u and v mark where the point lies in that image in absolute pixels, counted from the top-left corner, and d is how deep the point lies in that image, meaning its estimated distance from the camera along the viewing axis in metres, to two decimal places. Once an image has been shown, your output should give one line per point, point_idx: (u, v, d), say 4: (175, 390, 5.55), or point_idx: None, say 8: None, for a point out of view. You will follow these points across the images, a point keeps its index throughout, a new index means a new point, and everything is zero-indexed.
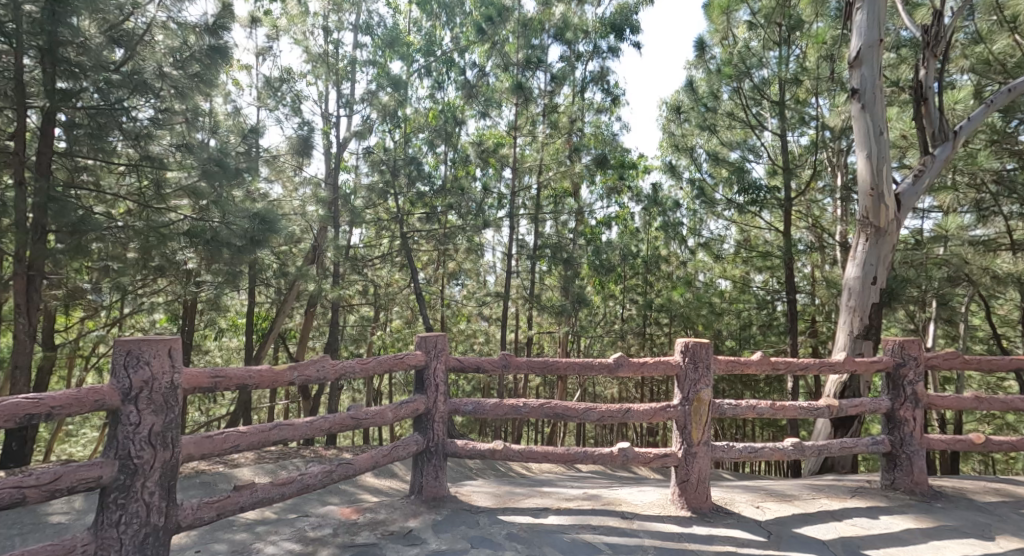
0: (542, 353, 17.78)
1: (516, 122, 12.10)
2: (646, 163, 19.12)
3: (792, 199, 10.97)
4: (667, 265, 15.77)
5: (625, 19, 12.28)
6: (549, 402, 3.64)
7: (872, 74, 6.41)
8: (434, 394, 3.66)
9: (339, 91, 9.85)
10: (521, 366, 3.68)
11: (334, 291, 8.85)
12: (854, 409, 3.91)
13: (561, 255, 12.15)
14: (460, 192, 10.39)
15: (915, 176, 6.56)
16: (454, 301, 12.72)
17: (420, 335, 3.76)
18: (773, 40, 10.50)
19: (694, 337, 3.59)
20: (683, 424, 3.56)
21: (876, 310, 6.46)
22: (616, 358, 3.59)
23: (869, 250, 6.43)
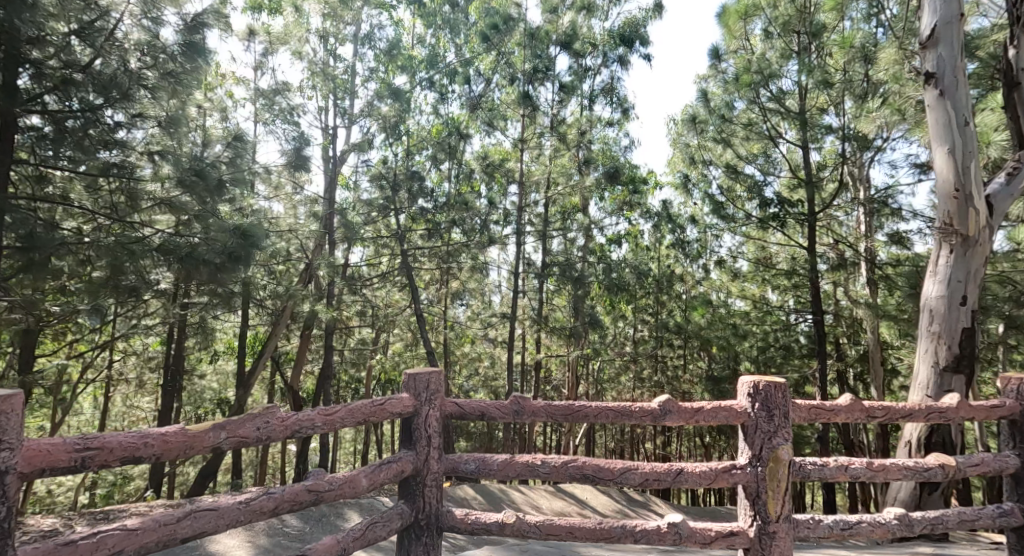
0: (550, 376, 17.22)
1: (523, 135, 11.78)
2: (656, 179, 18.78)
3: (816, 214, 10.48)
4: (679, 285, 15.28)
5: (635, 31, 11.90)
6: (576, 460, 3.12)
7: (950, 54, 6.07)
8: (424, 450, 3.11)
9: (338, 103, 9.41)
10: (538, 412, 3.16)
11: (330, 312, 8.35)
12: (974, 471, 3.59)
13: (570, 273, 11.68)
14: (464, 208, 9.95)
15: (1009, 175, 6.13)
16: (458, 323, 12.23)
17: (409, 372, 3.22)
18: (789, 49, 10.12)
19: (766, 375, 3.17)
20: (757, 492, 3.08)
21: (967, 335, 5.90)
22: (662, 404, 3.11)
23: (955, 264, 5.98)
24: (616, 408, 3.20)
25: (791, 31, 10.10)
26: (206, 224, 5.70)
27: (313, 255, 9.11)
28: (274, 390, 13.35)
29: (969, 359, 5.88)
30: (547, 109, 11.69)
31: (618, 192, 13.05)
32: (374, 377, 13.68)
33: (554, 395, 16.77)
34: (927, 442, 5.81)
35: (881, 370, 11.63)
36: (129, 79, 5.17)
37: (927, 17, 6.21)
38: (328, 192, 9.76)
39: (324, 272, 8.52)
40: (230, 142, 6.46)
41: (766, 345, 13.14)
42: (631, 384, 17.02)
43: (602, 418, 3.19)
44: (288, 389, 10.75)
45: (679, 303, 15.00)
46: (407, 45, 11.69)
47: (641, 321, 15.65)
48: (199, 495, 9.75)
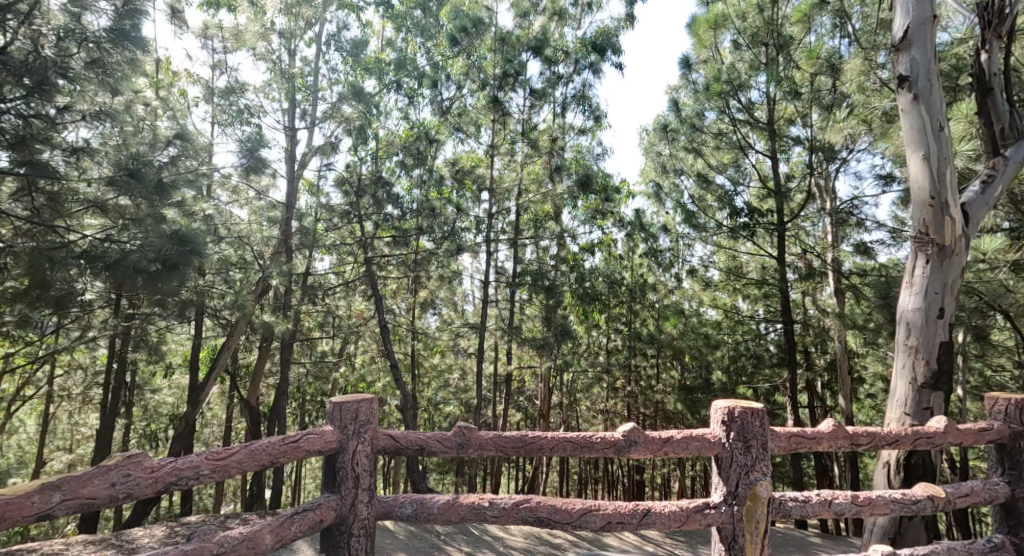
0: (523, 386, 17.07)
1: (494, 141, 11.75)
2: (629, 189, 18.83)
3: (785, 224, 10.59)
4: (652, 294, 15.32)
5: (607, 39, 11.87)
6: (531, 499, 3.94)
7: (923, 57, 6.07)
8: (351, 489, 3.86)
9: (301, 106, 9.12)
10: (483, 441, 4.01)
11: (285, 324, 8.07)
12: (964, 499, 4.41)
13: (542, 283, 11.60)
14: (432, 215, 9.72)
15: (983, 184, 6.17)
16: (427, 333, 12.06)
17: (334, 402, 3.96)
18: (759, 61, 10.27)
19: (741, 403, 4.00)
20: (733, 534, 3.90)
21: (943, 350, 5.87)
22: (628, 433, 3.97)
23: (932, 274, 5.93)
24: (576, 440, 4.04)
25: (760, 42, 10.26)
26: (145, 228, 5.66)
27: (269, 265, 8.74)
28: (234, 404, 12.94)
29: (948, 375, 5.84)
30: (518, 115, 11.63)
31: (590, 201, 12.98)
32: (340, 390, 13.35)
33: (527, 405, 16.62)
34: (906, 464, 5.80)
35: (849, 380, 12.09)
36: (49, 66, 5.31)
37: (900, 18, 6.21)
38: (291, 198, 9.46)
39: (279, 281, 8.16)
40: (173, 138, 6.12)
41: (736, 355, 13.25)
42: (605, 394, 16.96)
43: (562, 448, 4.03)
44: (245, 403, 10.42)
45: (652, 313, 15.04)
46: (377, 48, 11.47)
47: (614, 331, 15.67)
48: (145, 515, 9.37)
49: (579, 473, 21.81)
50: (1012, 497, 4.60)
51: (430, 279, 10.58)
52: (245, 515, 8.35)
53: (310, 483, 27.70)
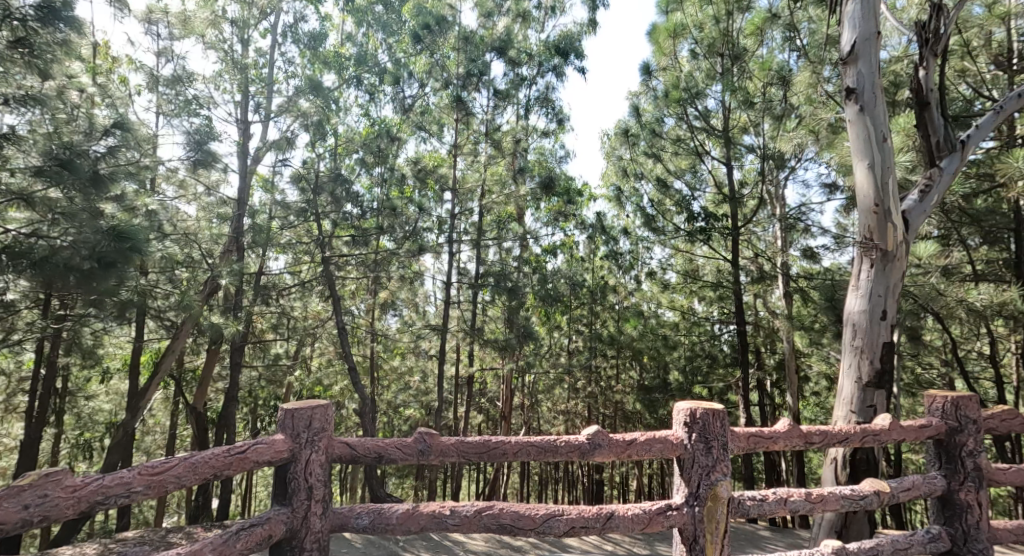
0: (485, 387, 17.00)
1: (457, 141, 11.71)
2: (591, 192, 19.00)
3: (738, 229, 10.88)
4: (613, 295, 15.45)
5: (570, 44, 11.99)
6: (493, 510, 3.84)
7: (869, 71, 6.19)
8: (301, 503, 3.69)
9: (254, 99, 8.79)
10: (440, 447, 3.87)
11: (234, 326, 7.80)
12: (906, 494, 4.56)
13: (504, 284, 11.58)
14: (393, 213, 9.55)
15: (921, 193, 6.37)
16: (387, 335, 11.87)
17: (285, 407, 3.77)
18: (714, 71, 10.81)
19: (703, 404, 4.01)
20: (694, 535, 3.89)
21: (887, 350, 5.99)
22: (593, 437, 3.90)
23: (876, 278, 6.06)
24: (539, 445, 3.95)
25: (716, 52, 10.63)
26: (79, 222, 5.42)
27: (219, 264, 8.42)
28: (179, 411, 12.44)
29: (890, 374, 5.96)
30: (482, 116, 11.64)
31: (552, 203, 12.98)
32: (295, 394, 13.01)
33: (488, 407, 16.53)
34: (852, 459, 5.87)
35: (795, 377, 12.48)
36: None
37: (847, 34, 6.36)
38: (243, 194, 9.15)
39: (228, 282, 7.86)
40: (112, 127, 5.87)
41: (692, 355, 13.49)
42: (566, 395, 17.04)
43: (523, 453, 3.92)
44: (191, 409, 10.04)
45: (612, 315, 15.16)
46: (337, 43, 11.23)
47: (575, 332, 15.76)
48: (79, 529, 8.91)
49: (540, 475, 21.85)
50: (949, 491, 4.73)
51: (391, 280, 10.44)
52: (189, 527, 7.99)
53: (264, 491, 26.90)
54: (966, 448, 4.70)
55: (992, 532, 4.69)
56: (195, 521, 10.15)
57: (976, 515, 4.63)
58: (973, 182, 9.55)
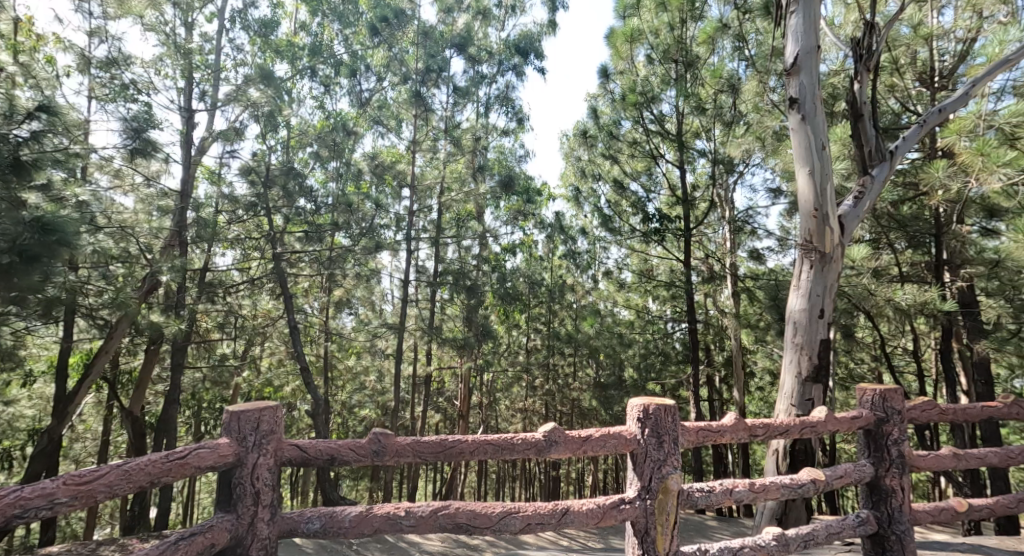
0: (442, 387, 16.85)
1: (416, 138, 11.59)
2: (550, 192, 19.12)
3: (691, 230, 11.24)
4: (570, 294, 15.47)
5: (530, 44, 12.08)
6: (448, 510, 3.73)
7: (810, 82, 6.34)
8: (245, 511, 3.49)
9: (199, 86, 8.41)
10: (395, 447, 3.72)
11: (174, 324, 7.46)
12: (839, 480, 4.65)
13: (463, 282, 11.47)
14: (349, 210, 9.35)
15: (856, 198, 6.58)
16: (341, 334, 11.61)
17: (231, 409, 3.58)
18: (669, 76, 10.93)
19: (655, 399, 3.99)
20: (645, 528, 3.88)
21: (824, 346, 6.18)
22: (549, 435, 3.85)
23: (815, 278, 6.21)
24: (496, 445, 3.88)
25: (670, 59, 10.86)
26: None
27: (158, 259, 8.04)
28: (113, 415, 11.83)
29: (827, 370, 6.15)
30: (442, 113, 11.61)
31: (512, 202, 12.94)
32: (243, 395, 12.59)
33: (446, 406, 16.41)
34: (791, 450, 6.06)
35: (742, 373, 12.81)
36: None
37: (790, 46, 6.48)
38: (187, 186, 8.74)
39: (170, 278, 7.48)
40: (36, 110, 5.50)
41: (646, 353, 13.94)
42: (524, 393, 17.09)
43: (483, 452, 3.85)
44: (126, 413, 9.58)
45: (570, 313, 15.22)
46: (290, 32, 10.90)
47: (533, 330, 15.81)
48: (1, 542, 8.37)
49: (497, 473, 21.83)
50: (876, 479, 4.85)
51: (346, 277, 10.19)
52: (122, 539, 7.60)
53: (208, 496, 25.92)
54: (891, 438, 4.82)
55: (913, 515, 4.84)
56: (131, 531, 9.68)
57: (899, 499, 4.77)
58: (900, 191, 10.07)
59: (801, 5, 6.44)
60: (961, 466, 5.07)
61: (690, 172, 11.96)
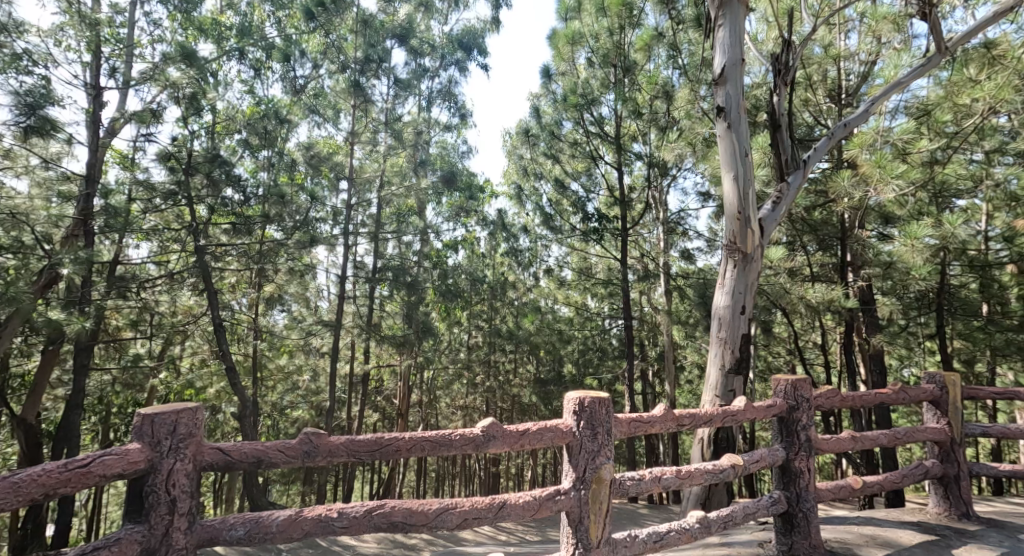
0: (381, 385, 16.52)
1: (355, 129, 11.24)
2: (492, 189, 19.05)
3: (628, 230, 11.50)
4: (512, 291, 15.18)
5: (473, 40, 12.05)
6: (385, 508, 3.51)
7: (735, 92, 6.73)
8: (157, 522, 3.15)
9: (108, 62, 7.77)
10: (326, 447, 3.47)
11: (76, 322, 6.83)
12: (756, 464, 4.75)
13: (403, 279, 11.21)
14: (282, 202, 8.88)
15: (774, 203, 6.97)
16: (273, 332, 11.11)
17: (144, 411, 3.21)
18: (609, 80, 11.21)
19: (591, 392, 3.95)
20: (579, 517, 3.83)
21: (746, 340, 6.57)
22: (487, 429, 3.69)
23: (738, 276, 6.61)
24: (433, 440, 3.68)
25: (609, 63, 11.05)
26: None
27: (58, 250, 7.36)
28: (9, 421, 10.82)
29: (748, 362, 6.56)
30: (382, 105, 11.33)
31: (454, 198, 12.73)
32: (161, 396, 11.83)
33: (384, 405, 16.02)
34: (715, 439, 6.57)
35: (673, 368, 13.11)
36: None
37: (718, 56, 6.85)
38: (93, 169, 8.08)
39: (72, 271, 6.88)
40: None
41: (585, 348, 14.41)
42: (465, 390, 16.99)
43: (419, 448, 3.64)
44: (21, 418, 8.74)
45: (511, 310, 15.19)
46: (218, 12, 10.30)
47: (475, 328, 15.72)
48: None
49: (437, 472, 21.60)
50: (786, 462, 4.95)
51: (278, 273, 9.73)
52: None
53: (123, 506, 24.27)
54: (800, 423, 4.94)
55: (818, 494, 4.99)
56: (26, 548, 8.86)
57: (807, 479, 4.90)
58: (812, 198, 10.57)
59: (727, 19, 6.82)
60: (858, 448, 5.26)
61: (628, 174, 12.17)
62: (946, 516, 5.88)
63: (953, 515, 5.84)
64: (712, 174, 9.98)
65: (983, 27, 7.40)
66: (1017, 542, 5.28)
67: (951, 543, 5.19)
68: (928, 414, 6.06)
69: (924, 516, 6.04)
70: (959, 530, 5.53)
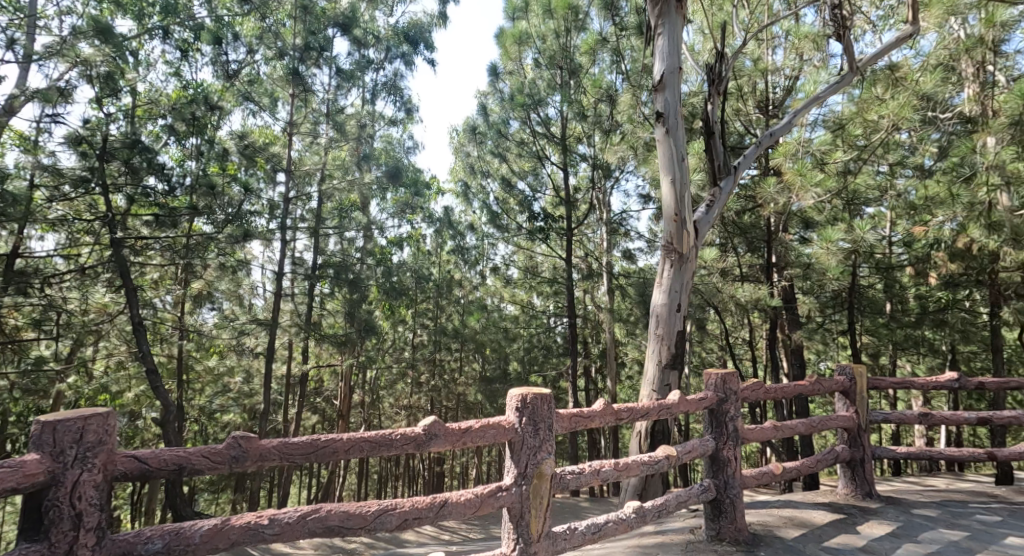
0: (321, 386, 15.97)
1: (294, 119, 10.76)
2: (439, 186, 18.76)
3: (573, 231, 11.58)
4: (458, 290, 14.80)
5: (420, 33, 11.76)
6: (321, 513, 3.25)
7: (674, 99, 6.73)
8: (60, 539, 2.79)
9: (9, 33, 7.06)
10: (257, 451, 3.17)
11: None
12: (688, 455, 4.68)
13: (345, 276, 10.80)
14: (211, 193, 8.42)
15: (708, 206, 7.05)
16: (203, 331, 10.50)
17: (45, 416, 2.83)
18: (555, 82, 11.20)
19: (533, 388, 3.82)
20: (520, 513, 3.70)
21: (681, 337, 6.70)
22: (431, 427, 3.49)
23: (675, 276, 6.68)
24: (374, 440, 3.44)
25: (556, 65, 11.06)
26: None
27: None
28: None
29: (683, 357, 6.71)
30: (323, 95, 10.91)
31: (400, 194, 12.42)
32: (76, 400, 10.97)
33: (324, 406, 15.50)
34: (652, 432, 6.81)
35: (615, 364, 13.16)
36: None
37: (657, 62, 6.82)
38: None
39: None
40: None
41: (530, 346, 14.42)
42: (410, 390, 16.65)
43: (358, 449, 3.41)
44: None
45: (457, 308, 14.90)
46: None
47: (420, 326, 15.45)
48: None
49: (380, 475, 21.10)
50: (715, 452, 4.93)
51: (206, 268, 9.18)
52: None
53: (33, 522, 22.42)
54: (729, 414, 4.93)
55: (744, 480, 4.99)
56: None
57: (734, 467, 4.90)
58: (742, 203, 10.86)
59: (666, 26, 6.78)
60: (780, 436, 5.28)
61: (574, 174, 12.16)
62: (851, 495, 6.09)
63: (857, 495, 6.06)
64: (652, 177, 10.09)
65: (887, 51, 7.69)
66: (911, 517, 5.57)
67: (856, 520, 5.39)
68: (839, 403, 6.19)
69: (834, 497, 6.23)
70: (862, 508, 5.77)
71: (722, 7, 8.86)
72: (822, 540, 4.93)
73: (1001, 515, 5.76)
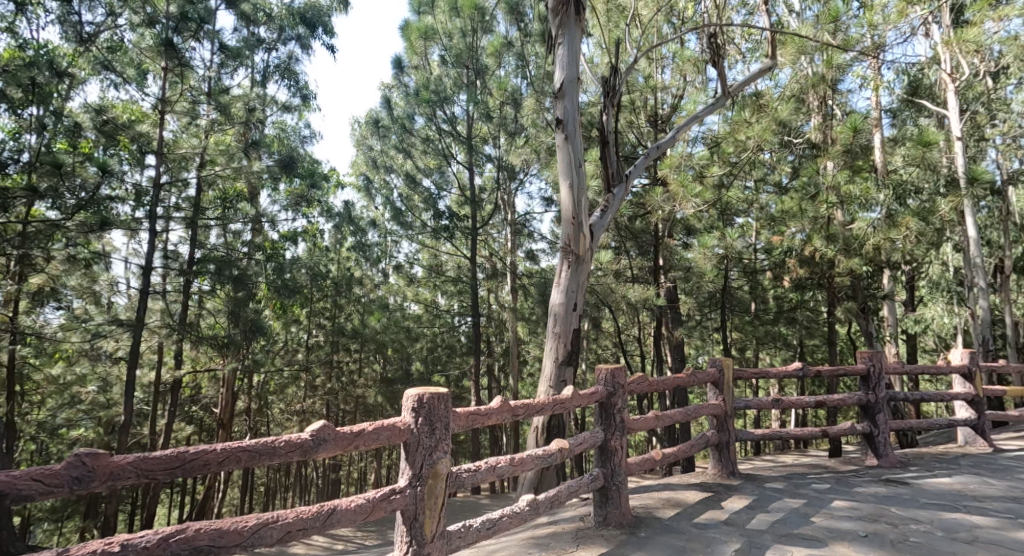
0: (198, 392, 14.53)
1: (167, 97, 9.56)
2: (339, 180, 17.69)
3: (477, 229, 11.24)
4: (358, 288, 13.96)
5: (318, 15, 10.88)
6: (188, 532, 2.58)
7: (572, 106, 6.49)
8: None
9: None
10: (102, 467, 2.47)
11: None
12: (580, 446, 4.36)
13: (228, 272, 9.66)
14: (56, 173, 7.13)
15: (603, 209, 6.86)
16: (49, 334, 9.07)
17: None
18: (462, 79, 10.74)
19: (429, 387, 3.34)
20: (415, 514, 3.22)
21: (576, 336, 6.48)
22: (318, 432, 2.93)
23: (571, 276, 6.44)
24: (258, 446, 2.82)
25: (461, 63, 10.63)
26: None
27: None
28: None
29: (579, 355, 6.51)
30: (203, 73, 9.81)
31: (294, 186, 11.44)
32: None
33: (202, 416, 14.09)
34: (547, 428, 6.66)
35: (517, 363, 12.88)
36: None
37: (556, 70, 6.52)
38: None
39: None
40: None
41: (434, 346, 14.22)
42: (304, 396, 15.54)
43: (235, 460, 2.77)
44: None
45: (357, 307, 13.86)
46: None
47: (316, 327, 14.48)
48: None
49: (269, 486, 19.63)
50: (604, 443, 4.65)
51: (49, 260, 7.91)
52: None
53: None
54: (617, 407, 4.65)
55: (628, 468, 4.73)
56: None
57: (620, 455, 4.63)
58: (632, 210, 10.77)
59: (565, 38, 6.50)
60: (662, 426, 5.08)
61: (479, 175, 11.77)
62: (719, 475, 6.09)
63: (723, 474, 6.06)
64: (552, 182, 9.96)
65: (751, 80, 7.84)
66: (762, 489, 5.62)
67: (720, 496, 5.35)
68: (709, 393, 6.16)
69: (704, 477, 6.20)
70: (726, 485, 5.76)
71: (617, 24, 8.86)
72: (693, 516, 4.83)
73: (829, 483, 5.91)
